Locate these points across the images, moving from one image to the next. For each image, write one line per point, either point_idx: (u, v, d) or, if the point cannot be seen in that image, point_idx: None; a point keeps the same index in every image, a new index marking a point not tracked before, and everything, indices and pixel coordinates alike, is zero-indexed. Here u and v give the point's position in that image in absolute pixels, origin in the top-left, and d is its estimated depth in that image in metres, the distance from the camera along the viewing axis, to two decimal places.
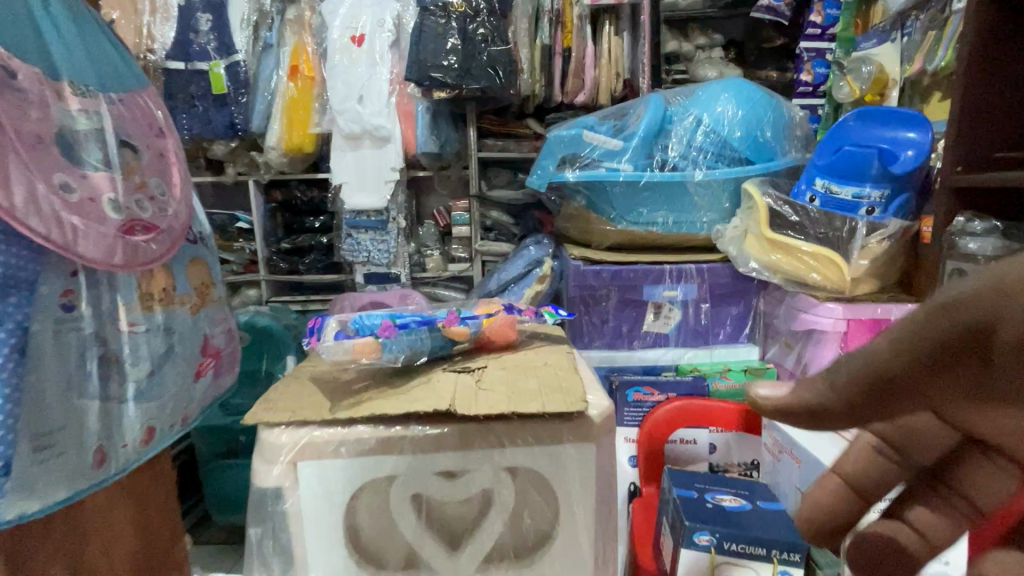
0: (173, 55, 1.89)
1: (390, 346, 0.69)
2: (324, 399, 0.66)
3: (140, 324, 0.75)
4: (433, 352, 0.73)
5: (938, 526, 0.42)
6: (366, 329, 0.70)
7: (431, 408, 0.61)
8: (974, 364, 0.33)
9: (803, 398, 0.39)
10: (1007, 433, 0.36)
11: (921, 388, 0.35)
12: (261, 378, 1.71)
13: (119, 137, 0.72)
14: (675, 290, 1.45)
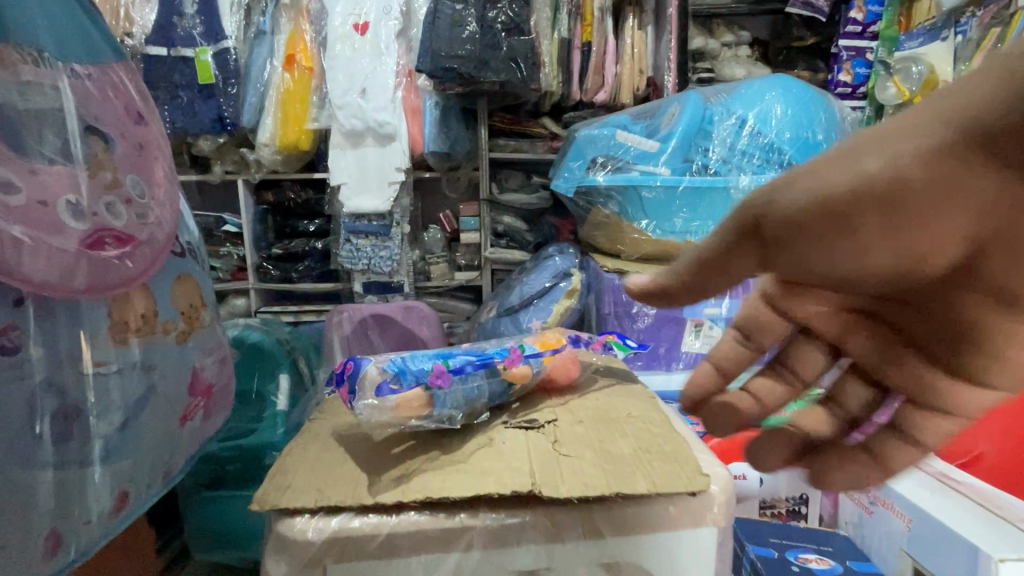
0: (154, 39, 1.69)
1: (443, 399, 0.61)
2: (361, 472, 0.55)
3: (110, 363, 0.58)
4: (490, 400, 0.66)
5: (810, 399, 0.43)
6: (412, 377, 0.62)
7: (510, 491, 0.51)
8: (789, 242, 0.35)
9: (655, 286, 0.40)
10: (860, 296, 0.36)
11: (744, 266, 0.36)
12: (252, 400, 1.50)
13: (86, 122, 0.55)
14: (719, 307, 1.30)
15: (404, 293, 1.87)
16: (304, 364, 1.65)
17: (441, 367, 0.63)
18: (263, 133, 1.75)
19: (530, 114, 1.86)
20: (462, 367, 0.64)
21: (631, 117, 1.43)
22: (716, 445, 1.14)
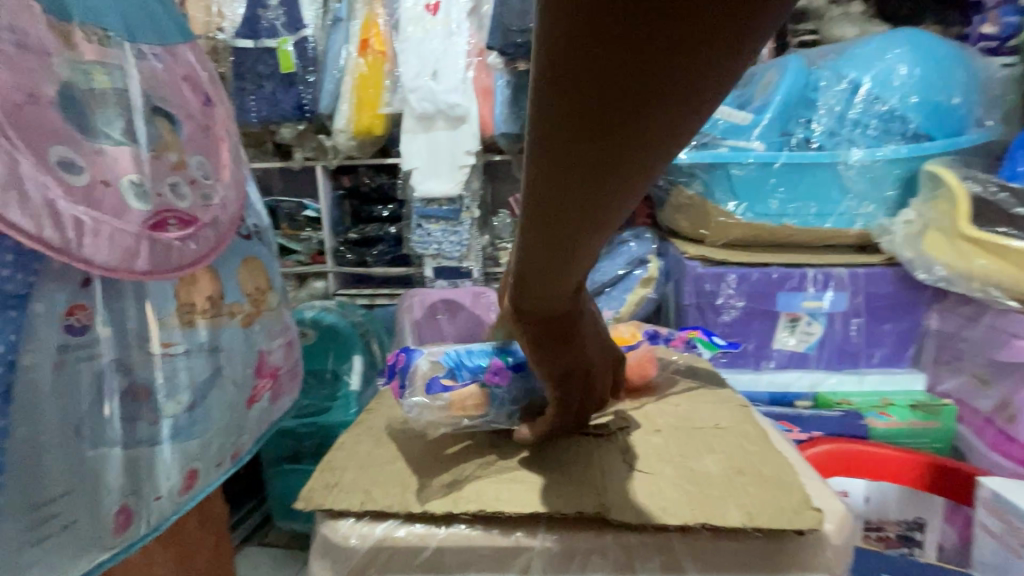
0: (241, 32, 1.77)
1: (502, 399, 0.56)
2: (413, 476, 0.53)
3: (177, 344, 0.59)
4: None
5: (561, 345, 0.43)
6: (467, 372, 0.57)
7: (573, 513, 0.47)
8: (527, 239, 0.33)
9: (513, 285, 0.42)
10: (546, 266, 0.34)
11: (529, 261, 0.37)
12: (327, 380, 1.54)
13: (152, 102, 0.55)
14: (820, 300, 1.14)
15: (473, 279, 1.84)
16: (377, 345, 1.66)
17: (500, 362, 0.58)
18: (341, 119, 1.78)
19: None
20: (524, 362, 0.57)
21: None
22: (817, 454, 1.01)
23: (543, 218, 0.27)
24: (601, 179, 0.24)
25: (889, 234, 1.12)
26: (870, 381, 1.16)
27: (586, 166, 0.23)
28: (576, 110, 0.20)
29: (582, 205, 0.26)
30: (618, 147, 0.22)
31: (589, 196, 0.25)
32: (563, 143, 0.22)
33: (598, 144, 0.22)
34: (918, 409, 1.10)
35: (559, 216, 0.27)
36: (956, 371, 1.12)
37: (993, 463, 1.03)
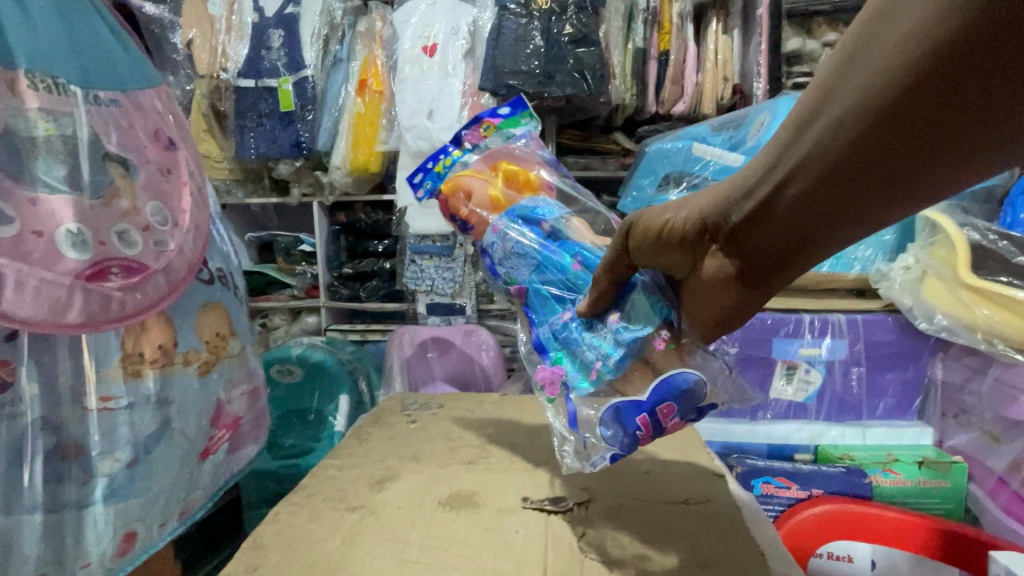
0: (244, 72, 1.80)
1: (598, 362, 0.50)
2: (353, 557, 0.48)
3: (119, 398, 0.55)
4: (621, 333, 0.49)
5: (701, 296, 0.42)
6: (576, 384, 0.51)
7: None
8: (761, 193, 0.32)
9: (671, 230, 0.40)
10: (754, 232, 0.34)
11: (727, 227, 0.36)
12: (310, 421, 1.43)
13: (105, 149, 0.55)
14: (818, 347, 1.09)
15: (466, 316, 1.79)
16: (366, 385, 1.56)
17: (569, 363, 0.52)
18: (336, 156, 1.79)
19: (601, 129, 1.73)
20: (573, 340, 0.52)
21: (712, 128, 1.27)
22: (815, 515, 0.95)
23: (819, 178, 0.28)
24: (915, 168, 0.26)
25: (888, 279, 1.06)
26: (872, 434, 1.10)
27: (911, 138, 0.25)
28: (951, 75, 0.22)
29: (874, 183, 0.27)
30: (949, 147, 0.24)
31: (890, 176, 0.26)
32: (909, 107, 0.24)
33: (934, 132, 0.24)
34: (927, 465, 1.02)
35: (840, 187, 0.28)
36: (971, 427, 1.05)
37: (1008, 530, 0.96)
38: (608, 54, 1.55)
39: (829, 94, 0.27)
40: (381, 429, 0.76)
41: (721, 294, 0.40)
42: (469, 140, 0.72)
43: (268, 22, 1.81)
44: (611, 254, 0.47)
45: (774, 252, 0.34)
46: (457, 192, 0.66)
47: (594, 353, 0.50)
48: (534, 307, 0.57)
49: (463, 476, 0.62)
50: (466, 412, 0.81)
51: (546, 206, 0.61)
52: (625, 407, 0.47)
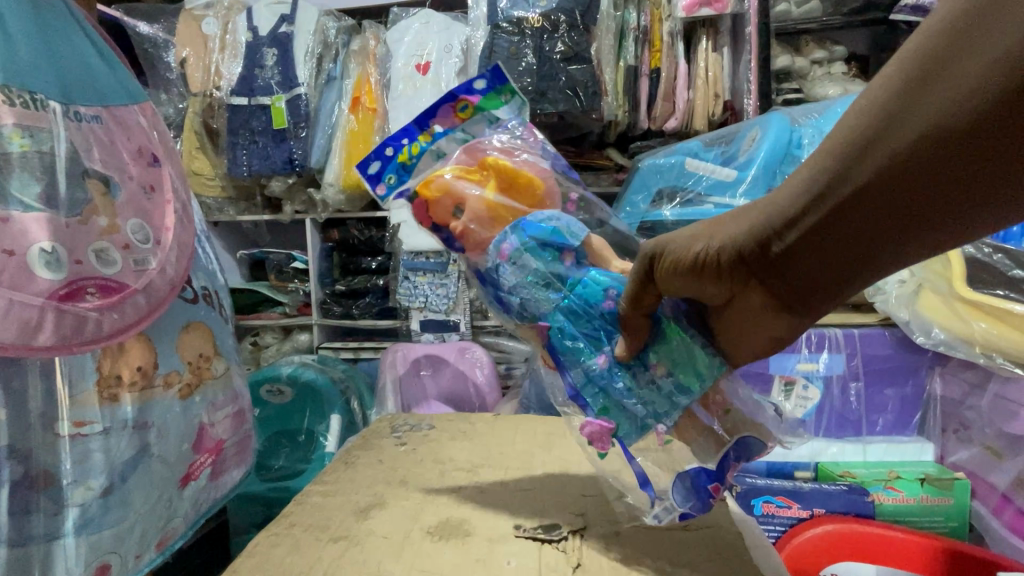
0: (237, 90, 1.80)
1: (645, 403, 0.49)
2: None
3: (93, 423, 0.53)
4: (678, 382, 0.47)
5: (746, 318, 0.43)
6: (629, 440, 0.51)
7: None
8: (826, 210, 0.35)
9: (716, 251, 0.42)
10: (814, 257, 0.36)
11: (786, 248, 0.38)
12: (302, 441, 1.38)
13: (83, 165, 0.54)
14: (815, 361, 1.08)
15: (460, 333, 1.76)
16: (357, 403, 1.51)
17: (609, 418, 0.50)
18: (330, 173, 1.78)
19: (595, 145, 1.73)
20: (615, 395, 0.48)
21: (704, 144, 1.27)
22: (817, 536, 0.92)
23: (872, 197, 0.32)
24: (973, 193, 0.30)
25: (883, 293, 1.05)
26: (873, 451, 1.08)
27: (969, 161, 0.29)
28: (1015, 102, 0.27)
29: (935, 207, 0.31)
30: (1008, 175, 0.28)
31: (949, 203, 0.30)
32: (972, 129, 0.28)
33: (991, 154, 0.28)
34: (930, 483, 1.00)
35: (888, 210, 0.32)
36: (974, 443, 1.03)
37: (1014, 549, 0.94)
38: (600, 72, 1.56)
39: (894, 123, 0.31)
40: (369, 452, 0.74)
41: (765, 318, 0.42)
42: (440, 122, 0.59)
43: (262, 40, 1.82)
44: (635, 284, 0.45)
45: (823, 279, 0.37)
46: (445, 200, 0.54)
47: (653, 410, 0.48)
48: (562, 349, 0.49)
49: (454, 503, 0.60)
50: (458, 434, 0.79)
51: (566, 228, 0.51)
52: (697, 476, 0.50)
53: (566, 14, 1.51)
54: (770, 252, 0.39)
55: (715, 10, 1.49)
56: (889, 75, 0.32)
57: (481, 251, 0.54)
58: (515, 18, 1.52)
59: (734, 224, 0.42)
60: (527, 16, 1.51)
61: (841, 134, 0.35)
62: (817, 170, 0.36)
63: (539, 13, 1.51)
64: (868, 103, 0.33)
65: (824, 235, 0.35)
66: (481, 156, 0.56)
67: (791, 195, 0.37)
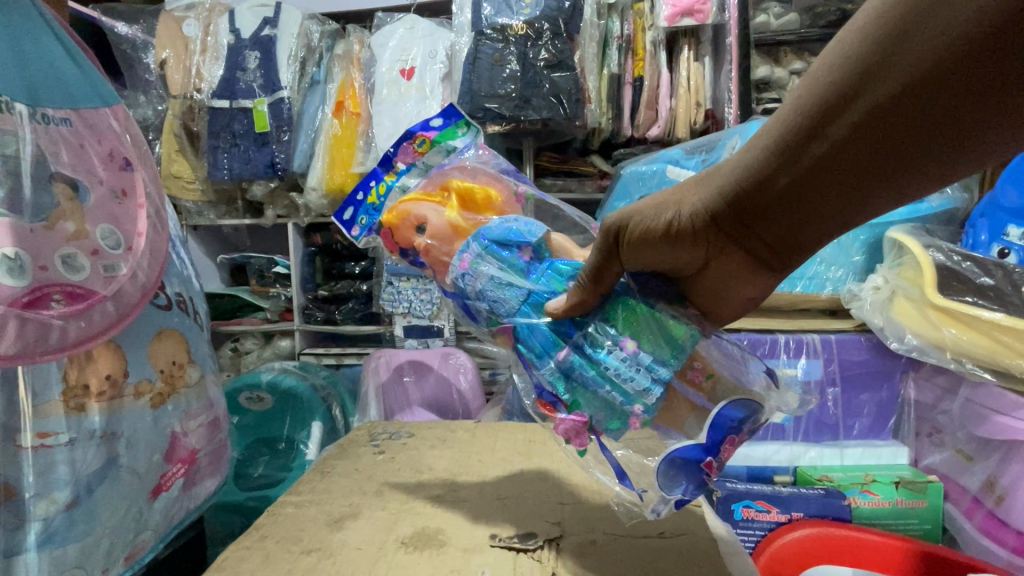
0: (218, 93, 1.77)
1: (631, 391, 0.46)
2: None
3: (59, 434, 0.52)
4: (651, 369, 0.46)
5: (726, 273, 0.45)
6: (610, 428, 0.49)
7: None
8: (802, 160, 0.35)
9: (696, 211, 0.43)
10: (786, 212, 0.38)
11: (765, 207, 0.39)
12: (282, 450, 1.35)
13: (50, 169, 0.53)
14: (794, 367, 1.08)
15: (444, 339, 1.73)
16: (339, 410, 1.48)
17: (577, 417, 0.49)
18: (312, 177, 1.76)
19: (579, 152, 1.74)
20: (589, 382, 0.47)
21: (685, 151, 1.29)
22: (794, 540, 0.93)
23: (843, 153, 0.33)
24: (934, 147, 0.31)
25: (858, 300, 1.07)
26: (850, 455, 1.09)
27: (937, 118, 0.30)
28: (973, 59, 0.27)
29: (903, 160, 0.32)
30: (967, 129, 0.30)
31: (916, 157, 0.32)
32: (935, 88, 0.29)
33: (955, 110, 0.29)
34: (904, 485, 1.02)
35: (857, 170, 0.34)
36: (949, 447, 1.05)
37: (985, 550, 0.96)
38: (583, 79, 1.57)
39: (864, 76, 0.31)
40: (346, 461, 0.73)
41: (738, 277, 0.45)
42: (404, 159, 0.69)
43: (244, 43, 1.79)
44: (596, 262, 0.47)
45: (796, 236, 0.40)
46: (409, 222, 0.59)
47: (627, 393, 0.46)
48: (527, 344, 0.50)
49: (432, 513, 0.59)
50: (439, 442, 0.79)
51: (522, 227, 0.55)
52: (688, 456, 0.48)
53: (549, 21, 1.51)
54: (744, 211, 0.40)
55: (697, 19, 1.50)
56: (854, 35, 0.32)
57: (445, 263, 0.57)
58: (499, 25, 1.52)
59: (699, 187, 0.43)
60: (511, 24, 1.52)
61: (804, 95, 0.35)
62: (785, 124, 0.36)
63: (523, 21, 1.52)
64: (833, 62, 0.33)
65: (800, 193, 0.37)
66: (442, 180, 0.62)
67: (760, 153, 0.38)
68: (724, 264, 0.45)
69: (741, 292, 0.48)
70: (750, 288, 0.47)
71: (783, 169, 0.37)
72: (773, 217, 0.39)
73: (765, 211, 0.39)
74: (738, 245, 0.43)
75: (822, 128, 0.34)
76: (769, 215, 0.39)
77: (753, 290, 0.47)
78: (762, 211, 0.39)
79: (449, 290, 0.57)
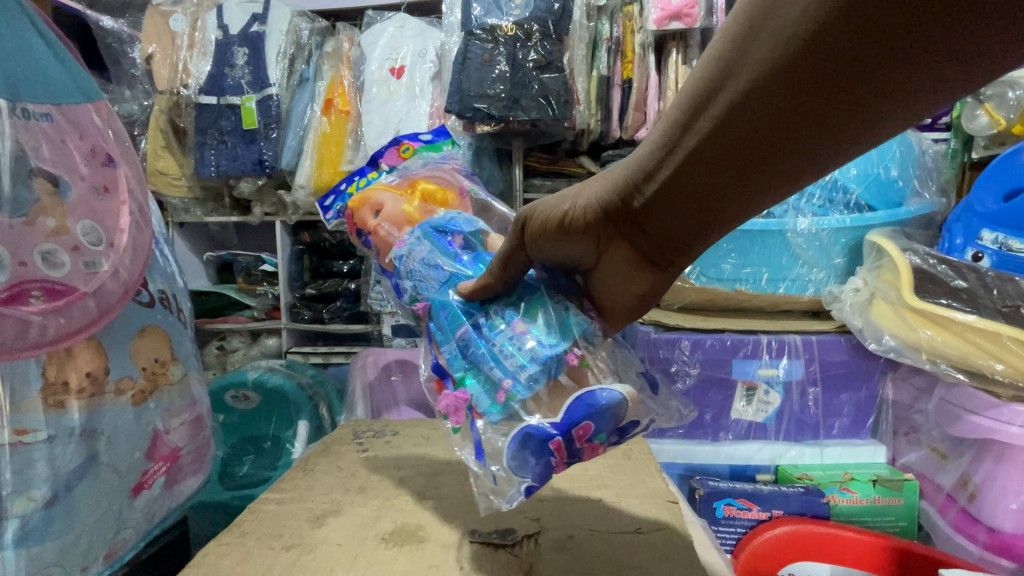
0: (206, 89, 1.76)
1: (507, 367, 0.46)
2: None
3: (37, 431, 0.51)
4: (531, 348, 0.46)
5: (623, 271, 0.45)
6: (482, 402, 0.46)
7: None
8: (676, 156, 0.34)
9: (593, 205, 0.42)
10: (666, 212, 0.37)
11: (647, 204, 0.38)
12: (267, 449, 1.35)
13: (29, 165, 0.53)
14: (776, 367, 1.10)
15: None
16: (326, 409, 1.47)
17: (458, 394, 0.49)
18: (301, 175, 1.75)
19: (568, 153, 1.75)
20: (477, 356, 0.48)
21: None
22: (775, 537, 0.95)
23: (709, 152, 0.32)
24: (791, 146, 0.30)
25: (839, 301, 1.09)
26: (830, 454, 1.11)
27: (798, 109, 0.28)
28: (819, 49, 0.25)
29: (768, 154, 0.31)
30: (827, 123, 0.28)
31: (776, 156, 0.31)
32: (791, 78, 0.27)
33: (812, 103, 0.27)
34: (881, 483, 1.04)
35: (726, 162, 0.32)
36: (925, 446, 1.07)
37: (958, 546, 0.99)
38: (572, 81, 1.58)
39: (727, 71, 0.30)
40: (330, 459, 0.73)
41: (632, 273, 0.44)
42: (387, 161, 0.69)
43: (232, 40, 1.78)
44: (505, 250, 0.48)
45: (679, 233, 0.38)
46: (369, 205, 0.63)
47: (506, 369, 0.46)
48: (436, 319, 0.52)
49: (413, 510, 0.59)
50: (421, 441, 0.79)
51: (463, 220, 0.58)
52: (540, 431, 0.44)
53: (539, 23, 1.52)
54: (632, 207, 0.39)
55: (685, 23, 1.52)
56: (731, 22, 0.30)
57: (390, 247, 0.60)
58: (489, 26, 1.53)
59: (601, 182, 0.42)
60: (501, 24, 1.52)
61: (685, 88, 0.33)
62: (668, 118, 0.35)
63: (512, 21, 1.52)
64: (711, 52, 0.31)
65: (677, 187, 0.35)
66: (412, 178, 0.65)
67: (647, 147, 0.37)
68: (620, 261, 0.44)
69: (642, 293, 0.46)
70: (647, 289, 0.45)
71: (660, 166, 0.36)
72: (654, 215, 0.38)
73: (647, 209, 0.38)
74: (627, 243, 0.42)
75: (690, 125, 0.33)
76: (650, 213, 0.38)
77: (653, 291, 0.46)
78: (645, 208, 0.38)
79: (389, 271, 0.60)
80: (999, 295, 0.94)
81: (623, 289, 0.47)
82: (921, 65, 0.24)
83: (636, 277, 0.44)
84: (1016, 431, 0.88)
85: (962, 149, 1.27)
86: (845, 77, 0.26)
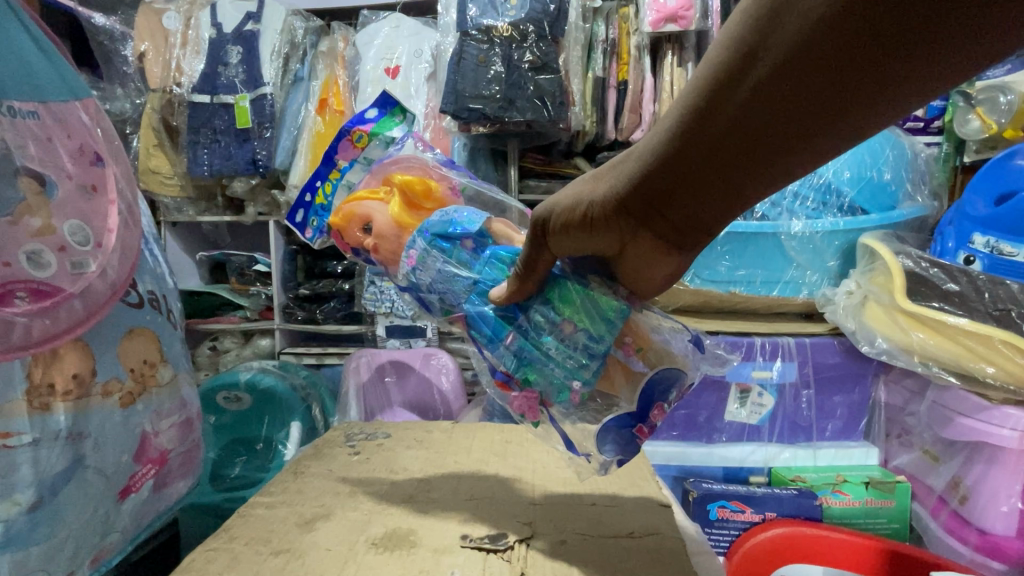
0: (199, 87, 1.74)
1: (571, 367, 0.49)
2: None
3: (22, 434, 0.50)
4: (589, 344, 0.49)
5: (643, 256, 0.46)
6: (558, 401, 0.51)
7: None
8: (698, 142, 0.35)
9: (611, 195, 0.43)
10: (690, 197, 0.38)
11: (671, 192, 0.39)
12: (259, 450, 1.34)
13: (15, 163, 0.52)
14: (769, 369, 1.10)
15: (427, 339, 1.71)
16: (319, 410, 1.46)
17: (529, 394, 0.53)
18: (294, 175, 1.74)
19: (563, 154, 1.75)
20: (535, 359, 0.50)
21: None
22: (768, 539, 0.95)
23: (733, 137, 0.33)
24: (814, 127, 0.31)
25: (832, 304, 1.10)
26: (823, 456, 1.12)
27: (822, 91, 0.29)
28: (846, 31, 0.26)
29: (789, 137, 0.32)
30: (851, 102, 0.29)
31: (799, 137, 0.32)
32: (817, 57, 0.28)
33: (839, 80, 0.28)
34: (874, 486, 1.04)
35: (752, 143, 0.33)
36: (917, 448, 1.08)
37: (949, 548, 0.99)
38: (567, 83, 1.58)
39: (750, 55, 0.30)
40: (321, 462, 0.72)
41: (656, 259, 0.45)
42: (343, 155, 0.72)
43: (226, 38, 1.77)
44: (528, 252, 0.48)
45: (705, 215, 0.39)
46: (354, 221, 0.61)
47: (569, 368, 0.49)
48: (478, 329, 0.54)
49: (404, 515, 0.59)
50: (414, 443, 0.78)
51: (462, 218, 0.56)
52: (623, 425, 0.53)
53: (535, 24, 1.52)
54: (653, 197, 0.40)
55: (680, 25, 1.52)
56: (748, 5, 0.31)
57: (395, 258, 0.60)
58: (484, 26, 1.52)
59: (617, 171, 0.43)
60: (496, 25, 1.52)
61: (701, 75, 0.34)
62: (686, 107, 0.35)
63: (508, 22, 1.52)
64: (728, 36, 0.32)
65: (701, 171, 0.36)
66: (386, 176, 0.64)
67: (665, 136, 0.37)
68: (640, 248, 0.45)
69: (662, 272, 0.47)
70: (667, 269, 0.47)
71: (683, 153, 0.36)
72: (678, 201, 0.39)
73: (670, 196, 0.39)
74: (649, 231, 0.43)
75: (712, 111, 0.33)
76: (674, 199, 0.39)
77: (672, 269, 0.47)
78: (668, 195, 0.39)
79: (403, 285, 0.59)
80: (990, 299, 0.95)
81: (643, 271, 0.48)
82: (947, 39, 0.25)
83: (658, 261, 0.45)
84: (1007, 433, 0.89)
85: (954, 153, 1.28)
86: (871, 59, 0.27)
